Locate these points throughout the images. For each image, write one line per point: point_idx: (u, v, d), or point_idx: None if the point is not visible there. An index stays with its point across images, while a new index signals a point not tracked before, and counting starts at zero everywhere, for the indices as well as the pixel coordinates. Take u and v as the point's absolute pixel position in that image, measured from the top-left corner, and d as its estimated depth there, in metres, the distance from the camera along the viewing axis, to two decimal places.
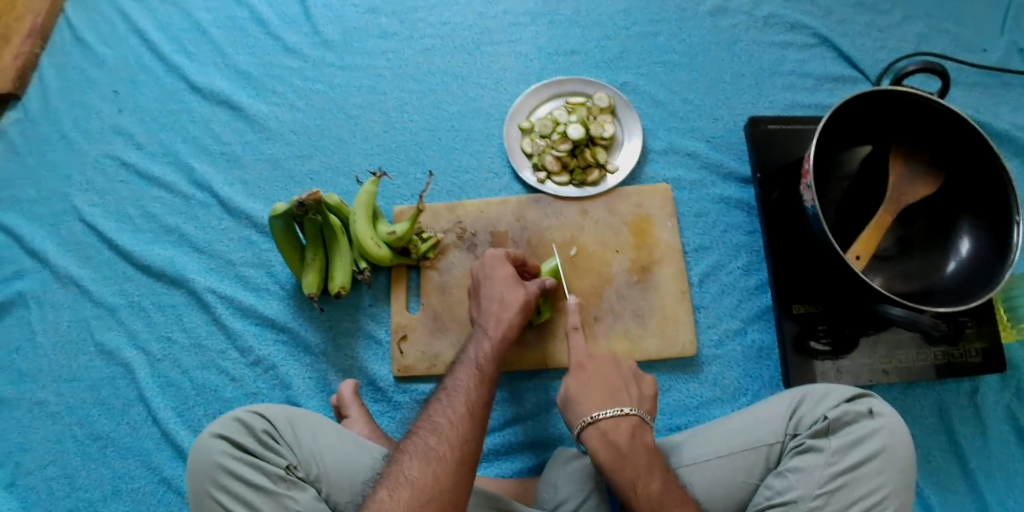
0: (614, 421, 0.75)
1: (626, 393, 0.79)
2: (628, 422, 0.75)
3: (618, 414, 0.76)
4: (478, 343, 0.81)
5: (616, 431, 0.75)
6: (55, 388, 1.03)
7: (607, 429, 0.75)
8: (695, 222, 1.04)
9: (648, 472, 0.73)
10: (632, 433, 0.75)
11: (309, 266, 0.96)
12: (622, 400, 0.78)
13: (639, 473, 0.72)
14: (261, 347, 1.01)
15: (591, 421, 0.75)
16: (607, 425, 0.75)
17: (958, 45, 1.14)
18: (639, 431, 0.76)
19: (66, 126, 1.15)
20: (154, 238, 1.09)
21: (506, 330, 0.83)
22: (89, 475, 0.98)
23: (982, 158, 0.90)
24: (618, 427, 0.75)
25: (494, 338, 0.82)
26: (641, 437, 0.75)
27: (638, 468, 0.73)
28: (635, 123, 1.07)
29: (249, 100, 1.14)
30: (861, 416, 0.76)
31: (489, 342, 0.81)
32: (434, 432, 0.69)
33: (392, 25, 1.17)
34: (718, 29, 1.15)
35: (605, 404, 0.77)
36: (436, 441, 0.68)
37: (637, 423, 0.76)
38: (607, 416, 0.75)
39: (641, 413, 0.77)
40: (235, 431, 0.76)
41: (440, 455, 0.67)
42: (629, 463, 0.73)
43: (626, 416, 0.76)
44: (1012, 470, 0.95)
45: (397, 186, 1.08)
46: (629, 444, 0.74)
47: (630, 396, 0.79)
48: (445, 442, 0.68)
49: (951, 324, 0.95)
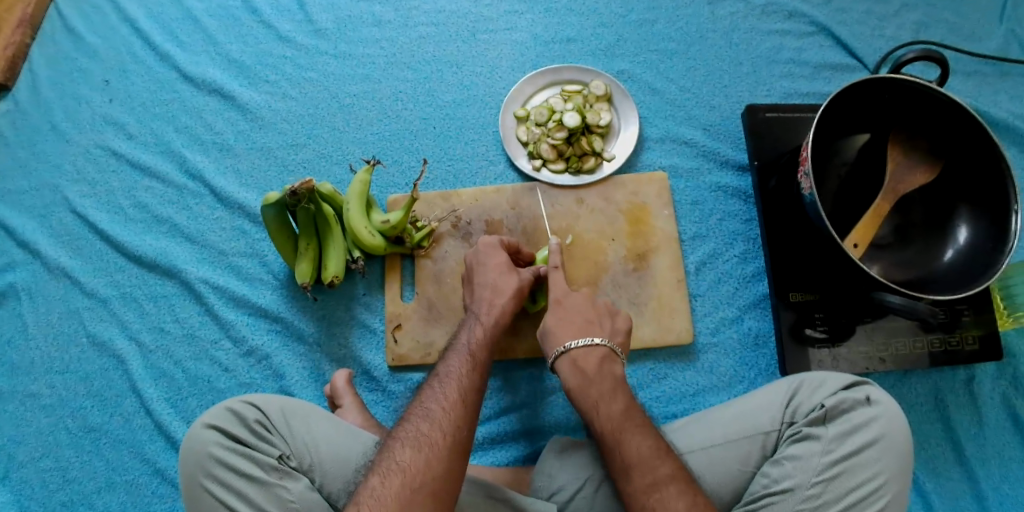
0: (585, 351, 0.79)
1: (599, 327, 0.82)
2: (597, 351, 0.79)
3: (588, 344, 0.79)
4: (473, 331, 0.80)
5: (585, 358, 0.79)
6: (47, 381, 1.02)
7: (577, 356, 0.79)
8: (692, 210, 1.03)
9: (612, 396, 0.75)
10: (599, 362, 0.78)
11: (302, 255, 0.95)
12: (594, 332, 0.81)
13: (603, 395, 0.75)
14: (254, 337, 1.00)
15: (563, 349, 0.80)
16: (577, 352, 0.79)
17: (956, 34, 1.13)
18: (607, 362, 0.79)
19: (56, 116, 1.14)
20: (146, 228, 1.08)
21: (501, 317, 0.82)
22: (82, 467, 0.98)
23: (980, 145, 0.89)
24: (588, 352, 0.79)
25: (488, 326, 0.81)
26: (609, 367, 0.79)
27: (601, 390, 0.76)
28: (631, 111, 1.06)
29: (241, 89, 1.13)
30: (857, 404, 0.76)
31: (484, 329, 0.80)
32: (426, 419, 0.69)
33: (386, 13, 1.16)
34: (715, 17, 1.14)
35: (577, 334, 0.81)
36: (428, 428, 0.68)
37: (606, 353, 0.79)
38: (578, 345, 0.79)
39: (611, 344, 0.80)
40: (227, 421, 0.75)
41: (432, 441, 0.67)
42: (593, 386, 0.76)
43: (596, 345, 0.79)
44: (1008, 458, 0.95)
45: (392, 174, 1.07)
46: (597, 371, 0.78)
47: (602, 329, 0.82)
48: (437, 428, 0.68)
49: (948, 313, 0.95)
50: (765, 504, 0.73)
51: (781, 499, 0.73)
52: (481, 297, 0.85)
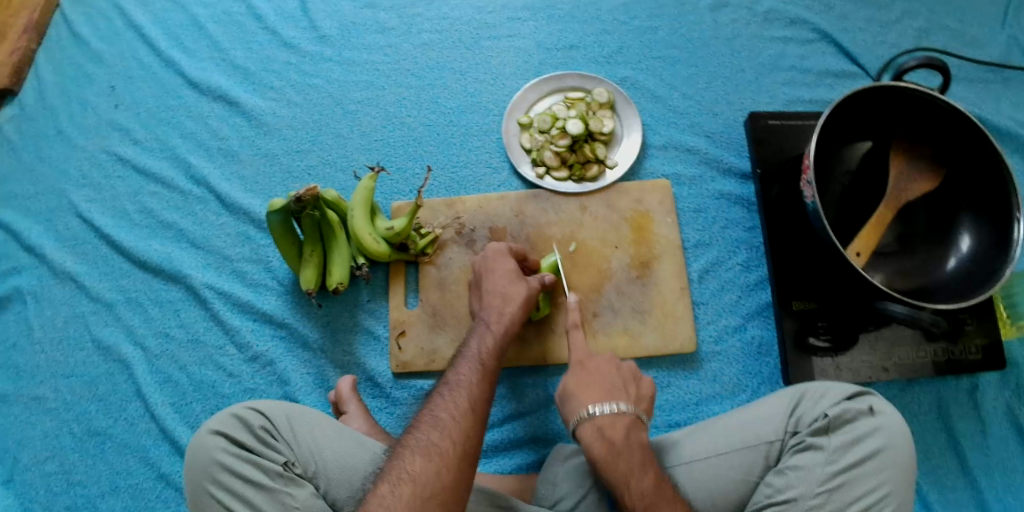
0: (611, 419, 0.76)
1: (624, 391, 0.80)
2: (624, 419, 0.76)
3: (614, 410, 0.77)
4: (479, 338, 0.81)
5: (611, 427, 0.76)
6: (53, 385, 1.02)
7: (602, 424, 0.76)
8: (695, 218, 1.04)
9: (641, 469, 0.72)
10: (626, 431, 0.75)
11: (307, 261, 0.96)
12: (618, 397, 0.79)
13: (632, 467, 0.72)
14: (259, 343, 1.01)
15: (589, 414, 0.77)
16: (602, 420, 0.76)
17: (959, 41, 1.14)
18: (634, 431, 0.76)
19: (62, 121, 1.15)
20: (152, 233, 1.08)
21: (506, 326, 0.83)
22: (87, 471, 0.98)
23: (984, 155, 0.89)
24: (614, 422, 0.76)
25: (494, 335, 0.81)
26: (637, 436, 0.76)
27: (630, 464, 0.72)
28: (634, 118, 1.06)
29: (246, 95, 1.14)
30: (861, 414, 0.76)
31: (491, 337, 0.81)
32: (435, 427, 0.69)
33: (390, 20, 1.16)
34: (718, 24, 1.14)
35: (602, 400, 0.78)
36: (437, 437, 0.68)
37: (632, 420, 0.77)
38: (603, 412, 0.77)
39: (636, 411, 0.78)
40: (234, 427, 0.75)
41: (441, 451, 0.67)
42: (623, 457, 0.73)
43: (622, 412, 0.77)
44: (1011, 468, 0.95)
45: (396, 181, 1.07)
46: (624, 442, 0.74)
47: (627, 393, 0.80)
48: (447, 438, 0.68)
49: (950, 322, 0.95)
50: None
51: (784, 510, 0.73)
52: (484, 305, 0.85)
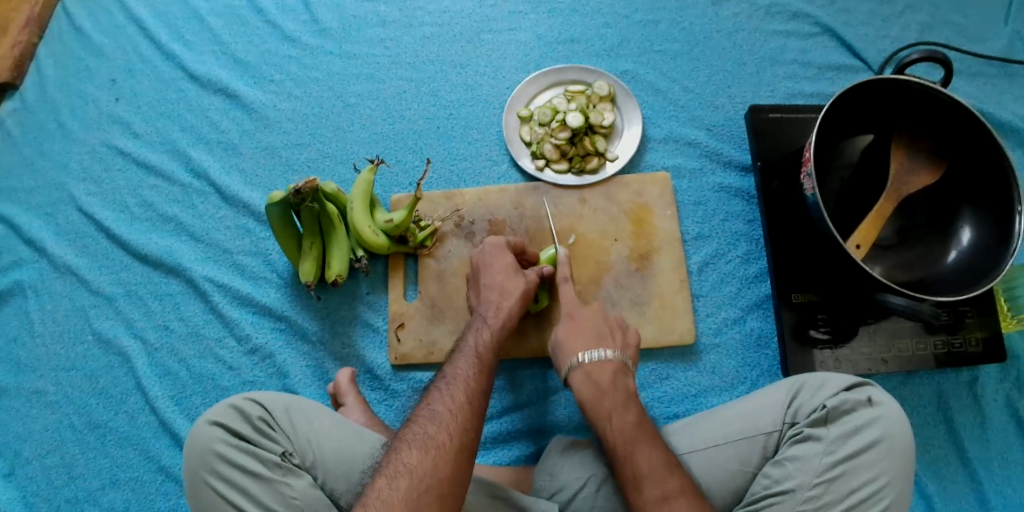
0: (598, 363, 0.79)
1: (611, 340, 0.83)
2: (610, 365, 0.79)
3: (602, 357, 0.80)
4: (477, 332, 0.81)
5: (599, 371, 0.79)
6: (53, 377, 1.02)
7: (591, 369, 0.79)
8: (694, 211, 1.03)
9: (624, 408, 0.75)
10: (613, 375, 0.78)
11: (306, 254, 0.96)
12: (605, 344, 0.82)
13: (616, 406, 0.75)
14: (258, 335, 1.01)
15: (578, 361, 0.80)
16: (590, 364, 0.79)
17: (961, 35, 1.13)
18: (620, 375, 0.79)
19: (63, 115, 1.15)
20: (151, 227, 1.08)
21: (504, 318, 0.83)
22: (87, 464, 0.98)
23: (985, 147, 0.89)
24: (601, 367, 0.79)
25: (493, 329, 0.81)
26: (622, 380, 0.78)
27: (614, 402, 0.75)
28: (635, 111, 1.06)
29: (246, 88, 1.14)
30: (859, 405, 0.76)
31: (488, 331, 0.81)
32: (433, 421, 0.69)
33: (390, 13, 1.16)
34: (719, 17, 1.14)
35: (590, 347, 0.81)
36: (435, 430, 0.68)
37: (619, 365, 0.80)
38: (591, 358, 0.80)
39: (623, 358, 0.81)
40: (231, 418, 0.75)
41: (439, 444, 0.67)
42: (607, 398, 0.76)
43: (609, 358, 0.80)
44: (1011, 460, 0.95)
45: (395, 174, 1.07)
46: (611, 384, 0.77)
47: (615, 341, 0.83)
48: (444, 431, 0.68)
49: (950, 314, 0.95)
50: (766, 505, 0.74)
51: (781, 501, 0.73)
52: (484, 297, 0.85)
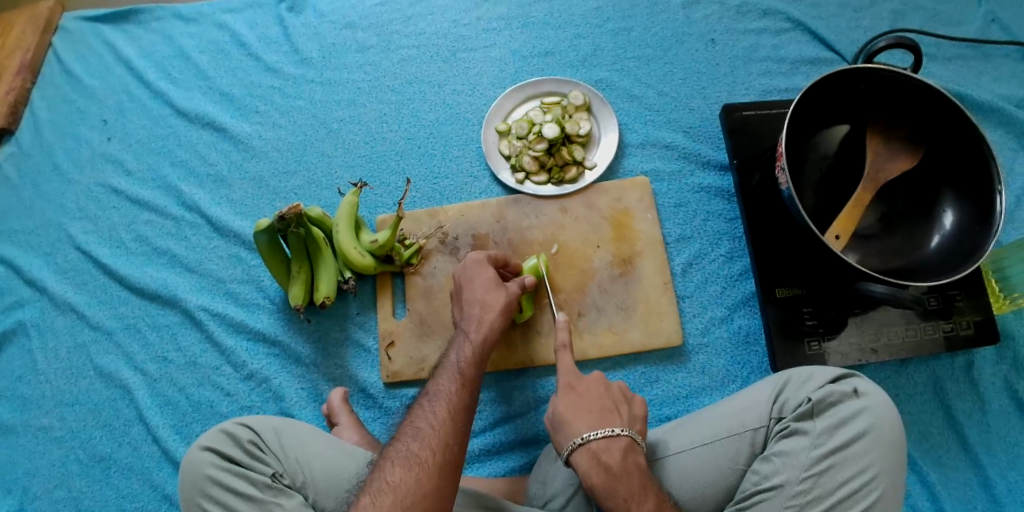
0: (606, 444, 0.74)
1: (617, 414, 0.78)
2: (619, 444, 0.74)
3: (609, 435, 0.74)
4: (459, 349, 0.81)
5: (608, 452, 0.74)
6: (58, 413, 1.05)
7: (597, 449, 0.74)
8: (675, 213, 1.04)
9: (640, 494, 0.72)
10: (623, 455, 0.74)
11: (295, 278, 0.98)
12: (612, 421, 0.76)
13: (632, 494, 0.71)
14: (253, 361, 1.03)
15: (582, 442, 0.74)
16: (597, 446, 0.74)
17: (935, 20, 1.13)
18: (630, 452, 0.74)
19: (58, 157, 1.18)
20: (147, 260, 1.11)
21: (488, 333, 0.84)
22: (94, 496, 1.00)
23: (961, 129, 0.89)
24: (609, 446, 0.74)
25: (476, 343, 0.82)
26: (633, 459, 0.74)
27: (629, 488, 0.71)
28: (610, 118, 1.07)
29: (233, 120, 1.17)
30: (845, 397, 0.75)
31: (470, 347, 0.81)
32: (416, 438, 0.70)
33: (368, 39, 1.19)
34: (690, 20, 1.15)
35: (594, 425, 0.76)
36: (417, 447, 0.69)
37: (628, 443, 0.75)
38: (597, 437, 0.74)
39: (632, 434, 0.76)
40: (222, 442, 0.77)
41: (421, 460, 0.68)
42: (621, 484, 0.72)
43: (616, 436, 0.74)
44: (1014, 443, 0.93)
45: (379, 195, 1.09)
46: (621, 465, 0.73)
47: (621, 416, 0.77)
48: (426, 447, 0.69)
49: (939, 300, 0.94)
50: (755, 501, 0.73)
51: (771, 496, 0.73)
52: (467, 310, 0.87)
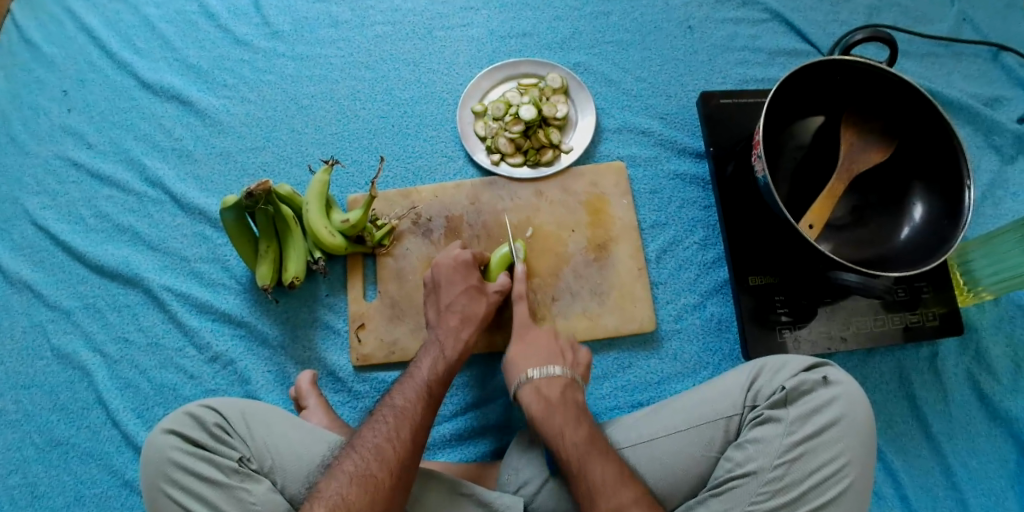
0: (547, 380, 0.80)
1: (561, 357, 0.84)
2: (559, 381, 0.80)
3: (552, 373, 0.81)
4: (432, 361, 0.83)
5: (548, 387, 0.79)
6: (13, 396, 1.00)
7: (539, 384, 0.80)
8: (651, 199, 1.04)
9: (575, 422, 0.75)
10: (562, 391, 0.79)
11: (262, 257, 0.95)
12: (555, 362, 0.82)
13: (567, 422, 0.75)
14: (219, 342, 1.00)
15: (527, 377, 0.80)
16: (541, 381, 0.80)
17: (909, 17, 1.15)
18: (570, 390, 0.80)
19: (14, 128, 1.13)
20: (107, 237, 1.07)
21: (462, 350, 0.86)
22: (51, 482, 0.97)
23: (933, 124, 0.90)
24: (550, 382, 0.80)
25: (448, 360, 0.84)
26: (572, 395, 0.79)
27: (564, 418, 0.76)
28: (588, 102, 1.06)
29: (199, 94, 1.13)
30: (817, 385, 0.76)
31: (444, 363, 0.83)
32: (375, 457, 0.72)
33: (342, 14, 1.16)
34: (669, 7, 1.15)
35: (541, 364, 0.82)
36: (376, 467, 0.71)
37: (568, 382, 0.80)
38: (541, 374, 0.80)
39: (572, 374, 0.81)
40: (186, 425, 0.75)
41: (377, 481, 0.70)
42: (558, 413, 0.76)
43: (558, 374, 0.80)
44: (973, 432, 0.96)
45: (351, 174, 1.07)
46: (560, 399, 0.78)
47: (565, 359, 0.84)
48: (384, 468, 0.71)
49: (908, 291, 0.96)
50: (729, 487, 0.73)
51: (744, 483, 0.73)
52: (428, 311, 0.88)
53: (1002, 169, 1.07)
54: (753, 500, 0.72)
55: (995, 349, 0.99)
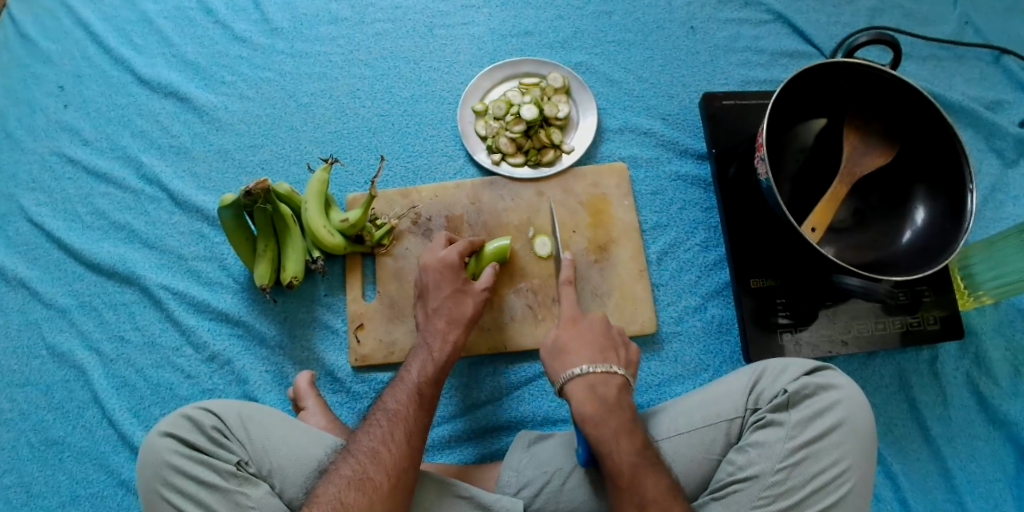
0: (604, 378, 0.77)
1: (614, 354, 0.81)
2: (616, 381, 0.78)
3: (607, 371, 0.78)
4: (421, 364, 0.83)
5: (604, 387, 0.77)
6: (8, 394, 0.99)
7: (594, 383, 0.77)
8: (652, 200, 1.03)
9: (630, 431, 0.74)
10: (618, 392, 0.77)
11: (261, 257, 0.94)
12: (611, 360, 0.80)
13: (622, 430, 0.74)
14: (216, 342, 0.99)
15: (579, 373, 0.77)
16: (594, 378, 0.77)
17: (911, 19, 1.14)
18: (624, 391, 0.78)
19: (10, 124, 1.11)
20: (103, 235, 1.06)
21: (451, 350, 0.85)
22: (46, 481, 0.96)
23: (936, 128, 0.90)
24: (606, 382, 0.77)
25: (438, 362, 0.83)
26: (626, 398, 0.77)
27: (619, 424, 0.74)
28: (589, 102, 1.06)
29: (197, 91, 1.12)
30: (820, 389, 0.76)
31: (433, 364, 0.83)
32: (372, 460, 0.72)
33: (342, 11, 1.15)
34: (671, 7, 1.14)
35: (593, 361, 0.79)
36: (373, 470, 0.71)
37: (622, 382, 0.78)
38: (595, 371, 0.78)
39: (627, 374, 0.79)
40: (183, 428, 0.74)
41: (376, 485, 0.70)
42: (614, 417, 0.74)
43: (614, 373, 0.78)
44: (973, 436, 0.95)
45: (350, 173, 1.06)
46: (617, 402, 0.76)
47: (618, 356, 0.81)
48: (382, 471, 0.71)
49: (908, 295, 0.95)
50: (730, 490, 0.73)
51: (745, 487, 0.73)
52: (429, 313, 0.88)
53: (1004, 173, 1.07)
54: (754, 504, 0.72)
55: (995, 353, 0.99)
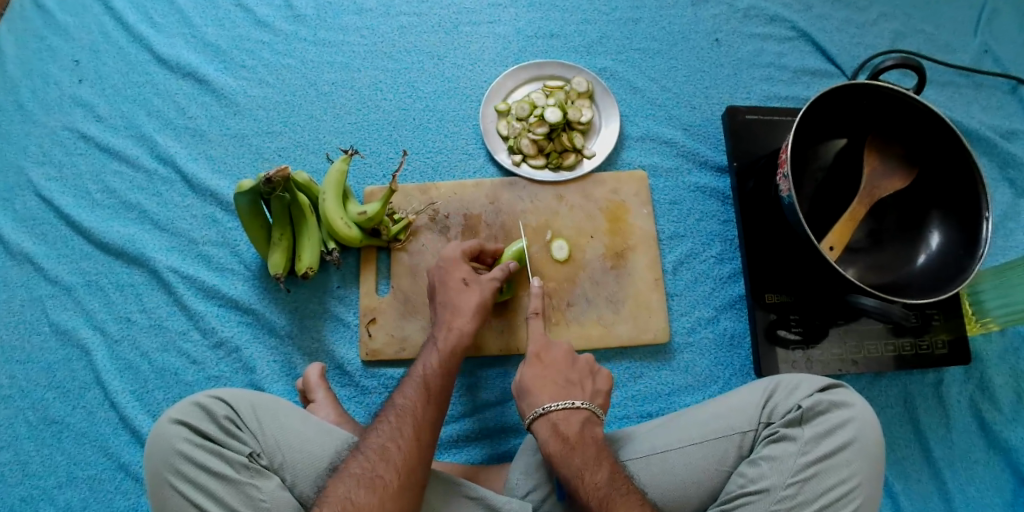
0: (565, 415, 0.78)
1: (579, 388, 0.82)
2: (578, 415, 0.78)
3: (569, 407, 0.78)
4: (428, 356, 0.83)
5: (565, 423, 0.77)
6: (7, 370, 0.98)
7: (556, 420, 0.77)
8: (670, 210, 1.03)
9: (595, 463, 0.73)
10: (581, 425, 0.77)
11: (275, 245, 0.93)
12: (574, 395, 0.81)
13: (587, 462, 0.73)
14: (224, 328, 0.98)
15: (542, 411, 0.78)
16: (557, 416, 0.78)
17: (933, 44, 1.15)
18: (588, 424, 0.78)
19: (22, 96, 1.10)
20: (113, 214, 1.04)
21: (456, 338, 0.84)
22: (42, 461, 0.94)
23: (953, 153, 0.90)
24: (568, 418, 0.78)
25: (445, 350, 0.83)
26: (590, 430, 0.77)
27: (584, 459, 0.74)
28: (612, 108, 1.06)
29: (217, 73, 1.10)
30: (833, 406, 0.76)
31: (439, 356, 0.83)
32: (382, 458, 0.71)
33: (367, 2, 1.14)
34: (697, 18, 1.14)
35: (556, 397, 0.80)
36: (383, 469, 0.70)
37: (587, 416, 0.78)
38: (557, 408, 0.78)
39: (592, 407, 0.80)
40: (195, 416, 0.73)
41: (386, 483, 0.69)
42: (577, 452, 0.74)
43: (577, 408, 0.78)
44: (973, 460, 0.96)
45: (369, 165, 1.05)
46: (578, 435, 0.76)
47: (584, 390, 0.82)
48: (391, 470, 0.70)
49: (919, 317, 0.96)
50: (741, 503, 0.73)
51: (756, 499, 0.73)
52: (443, 311, 0.87)
53: (1017, 202, 1.08)
54: None
55: (999, 379, 1.00)
